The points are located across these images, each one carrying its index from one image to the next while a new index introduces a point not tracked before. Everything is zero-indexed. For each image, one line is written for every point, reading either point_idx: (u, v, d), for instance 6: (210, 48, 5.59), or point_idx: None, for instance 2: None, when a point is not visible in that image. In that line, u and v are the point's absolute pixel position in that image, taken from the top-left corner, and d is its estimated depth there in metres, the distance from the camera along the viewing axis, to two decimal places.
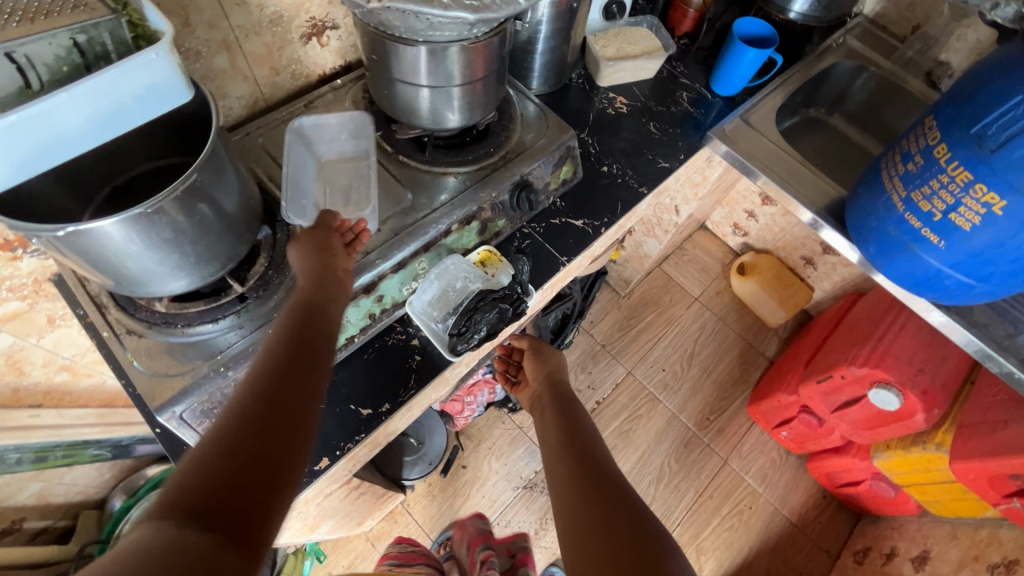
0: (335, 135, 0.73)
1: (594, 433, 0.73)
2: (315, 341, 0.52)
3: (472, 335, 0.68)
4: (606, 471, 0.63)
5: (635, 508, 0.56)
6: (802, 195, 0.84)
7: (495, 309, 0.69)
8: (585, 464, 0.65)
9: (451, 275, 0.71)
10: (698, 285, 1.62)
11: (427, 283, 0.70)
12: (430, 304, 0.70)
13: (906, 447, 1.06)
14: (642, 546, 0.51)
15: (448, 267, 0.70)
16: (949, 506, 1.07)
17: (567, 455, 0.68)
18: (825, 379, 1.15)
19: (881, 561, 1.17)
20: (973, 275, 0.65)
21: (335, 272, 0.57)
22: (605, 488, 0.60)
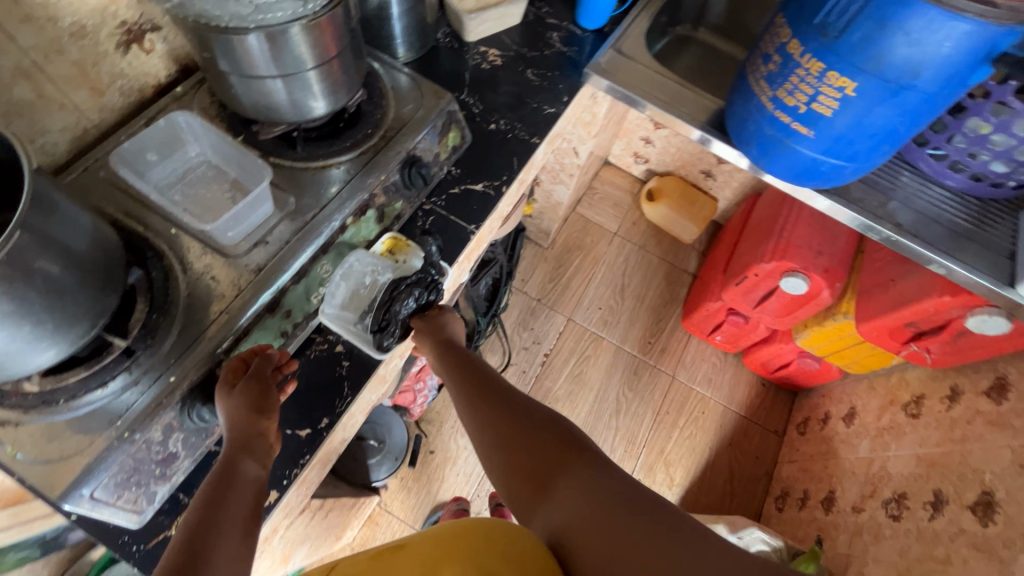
0: (160, 152, 0.64)
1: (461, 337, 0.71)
2: (234, 528, 0.47)
3: (395, 328, 0.66)
4: (491, 380, 0.66)
5: (523, 406, 0.62)
6: (686, 114, 0.86)
7: (411, 296, 0.66)
8: (469, 383, 0.66)
9: (357, 272, 0.67)
10: (614, 220, 1.66)
11: (334, 287, 0.66)
12: (344, 308, 0.66)
13: (820, 321, 1.16)
14: (542, 436, 0.58)
15: (352, 265, 0.67)
16: (863, 365, 1.19)
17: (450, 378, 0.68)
18: (742, 281, 1.23)
19: (819, 426, 1.30)
20: (843, 155, 0.70)
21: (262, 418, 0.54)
22: (493, 402, 0.63)
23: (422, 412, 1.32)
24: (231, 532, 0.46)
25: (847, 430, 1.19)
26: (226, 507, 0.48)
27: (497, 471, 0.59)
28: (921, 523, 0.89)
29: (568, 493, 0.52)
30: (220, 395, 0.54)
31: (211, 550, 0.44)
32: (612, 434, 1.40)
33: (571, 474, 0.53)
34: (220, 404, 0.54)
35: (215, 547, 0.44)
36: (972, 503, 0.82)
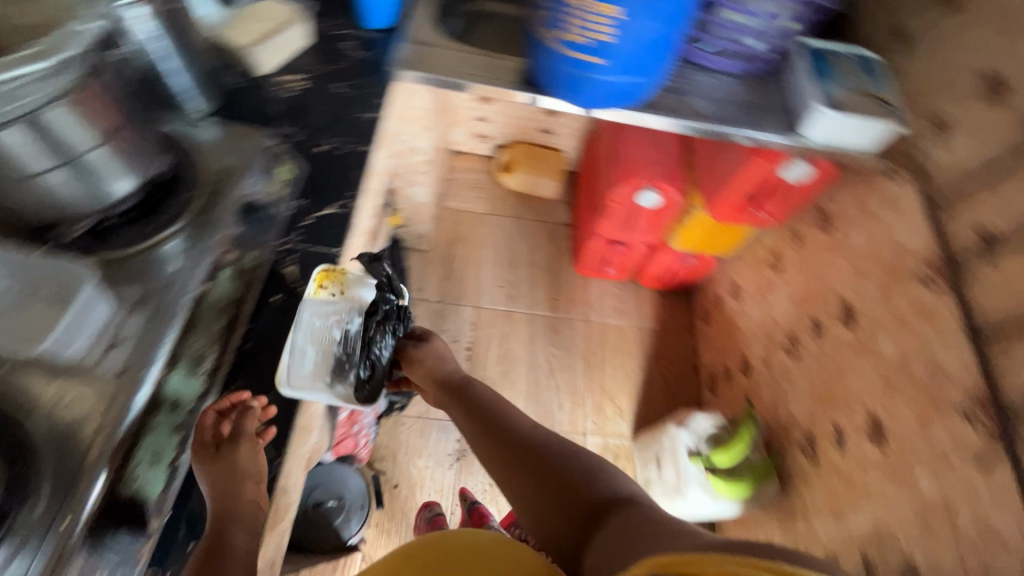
0: None
1: (496, 400, 0.78)
2: None
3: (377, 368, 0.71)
4: (520, 432, 0.71)
5: (568, 458, 0.66)
6: (499, 78, 0.90)
7: (384, 332, 0.73)
8: (502, 439, 0.71)
9: (316, 331, 0.68)
10: (482, 203, 1.70)
11: (298, 354, 0.66)
12: (312, 371, 0.66)
13: (681, 221, 1.30)
14: (592, 487, 0.61)
15: (309, 325, 0.68)
16: (730, 245, 1.34)
17: (481, 437, 0.74)
18: (609, 211, 1.33)
19: (717, 310, 1.46)
20: (637, 70, 0.78)
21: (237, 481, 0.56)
22: (534, 455, 0.67)
23: (371, 451, 1.28)
24: None
25: (738, 303, 1.35)
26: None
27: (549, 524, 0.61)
28: (812, 350, 1.04)
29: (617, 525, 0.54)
30: (204, 460, 0.57)
31: None
32: (555, 393, 1.46)
33: (620, 512, 0.56)
34: (199, 474, 0.57)
35: None
36: (840, 317, 0.98)
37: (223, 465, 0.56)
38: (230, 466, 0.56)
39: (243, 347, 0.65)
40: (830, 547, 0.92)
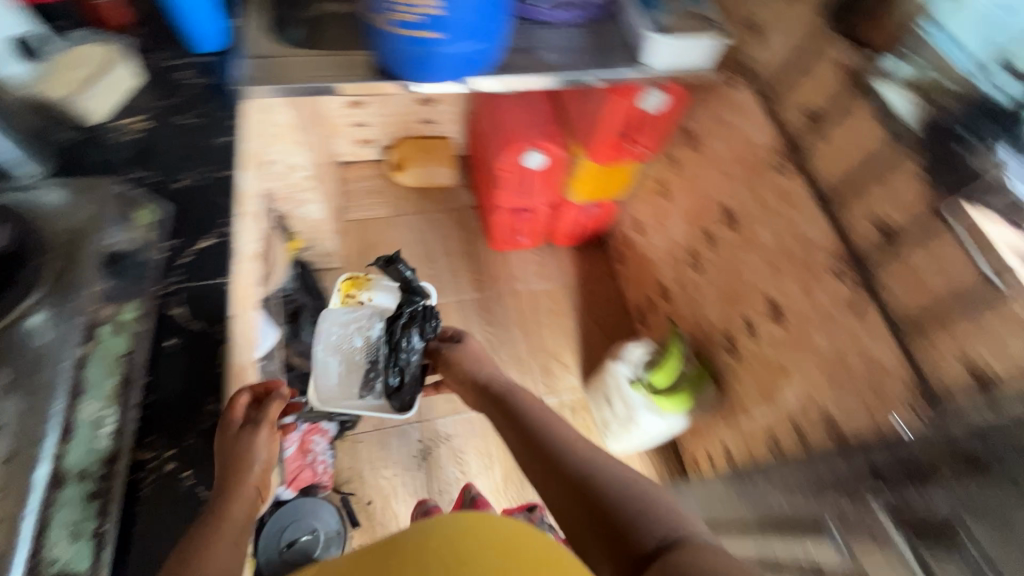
0: None
1: (548, 419, 0.70)
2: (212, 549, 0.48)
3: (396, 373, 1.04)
4: (575, 455, 0.61)
5: (619, 487, 0.56)
6: (351, 73, 0.90)
7: (404, 340, 1.02)
8: (551, 460, 0.61)
9: (349, 354, 1.12)
10: (383, 207, 1.69)
11: (336, 370, 1.10)
12: (346, 380, 1.09)
13: (572, 174, 1.35)
14: (645, 529, 0.51)
15: (341, 350, 1.13)
16: (623, 185, 1.41)
17: (526, 454, 0.65)
18: (502, 180, 1.36)
19: (629, 249, 1.54)
20: (474, 36, 0.80)
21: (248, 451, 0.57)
22: (582, 484, 0.57)
23: (334, 476, 1.27)
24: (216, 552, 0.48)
25: (644, 237, 1.43)
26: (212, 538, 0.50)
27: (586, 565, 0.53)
28: (712, 259, 1.13)
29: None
30: (228, 427, 0.60)
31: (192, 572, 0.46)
32: (501, 368, 1.49)
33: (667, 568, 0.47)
34: (221, 439, 0.59)
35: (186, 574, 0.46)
36: (725, 222, 1.07)
37: (239, 436, 0.58)
38: (248, 441, 0.58)
39: (144, 401, 0.60)
40: (767, 426, 1.01)
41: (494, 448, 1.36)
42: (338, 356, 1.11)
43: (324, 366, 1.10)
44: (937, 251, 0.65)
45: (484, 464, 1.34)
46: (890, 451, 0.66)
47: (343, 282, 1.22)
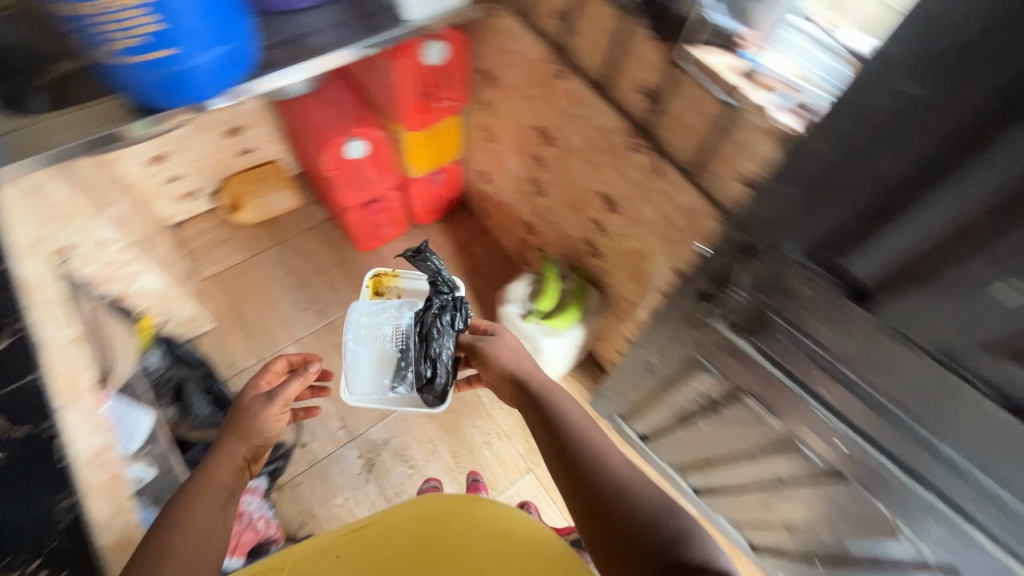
0: None
1: (597, 439, 0.76)
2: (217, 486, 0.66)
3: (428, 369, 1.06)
4: (617, 485, 0.68)
5: (658, 515, 0.64)
6: (105, 120, 0.83)
7: (436, 335, 1.03)
8: (599, 483, 0.68)
9: (382, 348, 1.16)
10: (237, 253, 1.61)
11: (369, 365, 1.16)
12: (378, 375, 1.15)
13: (400, 150, 1.34)
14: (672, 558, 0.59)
15: (371, 347, 1.16)
16: (455, 142, 1.43)
17: (565, 472, 0.72)
18: (335, 180, 1.34)
19: (488, 202, 1.57)
20: (212, 41, 0.77)
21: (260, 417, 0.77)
22: (624, 512, 0.65)
23: (284, 526, 1.24)
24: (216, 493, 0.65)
25: (495, 186, 1.46)
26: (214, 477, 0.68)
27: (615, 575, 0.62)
28: (549, 179, 1.18)
29: None
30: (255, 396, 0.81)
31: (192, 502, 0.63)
32: None
33: None
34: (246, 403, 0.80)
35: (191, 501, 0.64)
36: (545, 142, 1.12)
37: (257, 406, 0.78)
38: (262, 410, 0.77)
39: None
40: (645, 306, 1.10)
41: (434, 431, 1.37)
42: (367, 344, 1.16)
43: (362, 359, 1.16)
44: (687, 96, 0.73)
45: (428, 451, 1.35)
46: (701, 271, 0.71)
47: (371, 277, 1.28)
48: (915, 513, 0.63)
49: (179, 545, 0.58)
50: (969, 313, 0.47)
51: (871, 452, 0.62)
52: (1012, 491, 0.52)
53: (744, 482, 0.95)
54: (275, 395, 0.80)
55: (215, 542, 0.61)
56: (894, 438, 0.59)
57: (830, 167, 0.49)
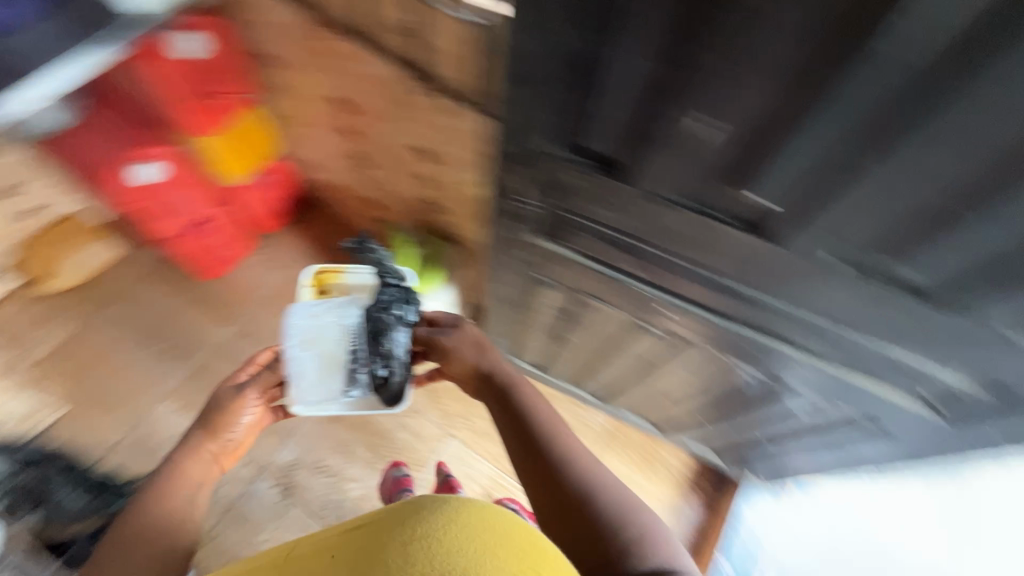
0: None
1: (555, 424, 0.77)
2: (187, 477, 0.76)
3: (382, 365, 0.95)
4: (581, 472, 0.70)
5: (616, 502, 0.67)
6: None
7: (391, 326, 0.93)
8: (562, 468, 0.70)
9: (322, 352, 0.98)
10: (64, 325, 1.41)
11: (307, 374, 0.97)
12: (318, 386, 0.97)
13: (202, 161, 1.22)
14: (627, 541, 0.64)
15: (308, 355, 0.97)
16: (270, 138, 1.32)
17: (530, 458, 0.73)
18: (143, 214, 1.21)
19: (329, 189, 1.48)
20: None
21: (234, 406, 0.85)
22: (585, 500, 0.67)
23: None
24: (191, 486, 0.75)
25: (327, 171, 1.38)
26: (189, 467, 0.77)
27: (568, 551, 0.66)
28: (368, 147, 1.13)
29: None
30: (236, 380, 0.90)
31: (167, 492, 0.73)
32: None
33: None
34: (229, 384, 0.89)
35: (166, 492, 0.73)
36: (348, 111, 1.06)
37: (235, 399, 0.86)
38: (237, 402, 0.86)
39: None
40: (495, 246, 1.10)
41: (344, 434, 1.33)
42: (312, 351, 0.98)
43: (298, 366, 0.96)
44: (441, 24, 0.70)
45: (344, 454, 1.31)
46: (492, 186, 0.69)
47: (314, 276, 1.11)
48: (729, 338, 0.71)
49: (142, 550, 0.67)
50: (698, 159, 0.47)
51: (711, 316, 0.69)
52: (785, 298, 0.59)
53: (624, 373, 1.02)
54: (245, 387, 0.88)
55: (172, 549, 0.69)
56: (728, 301, 0.64)
57: (527, 52, 0.45)
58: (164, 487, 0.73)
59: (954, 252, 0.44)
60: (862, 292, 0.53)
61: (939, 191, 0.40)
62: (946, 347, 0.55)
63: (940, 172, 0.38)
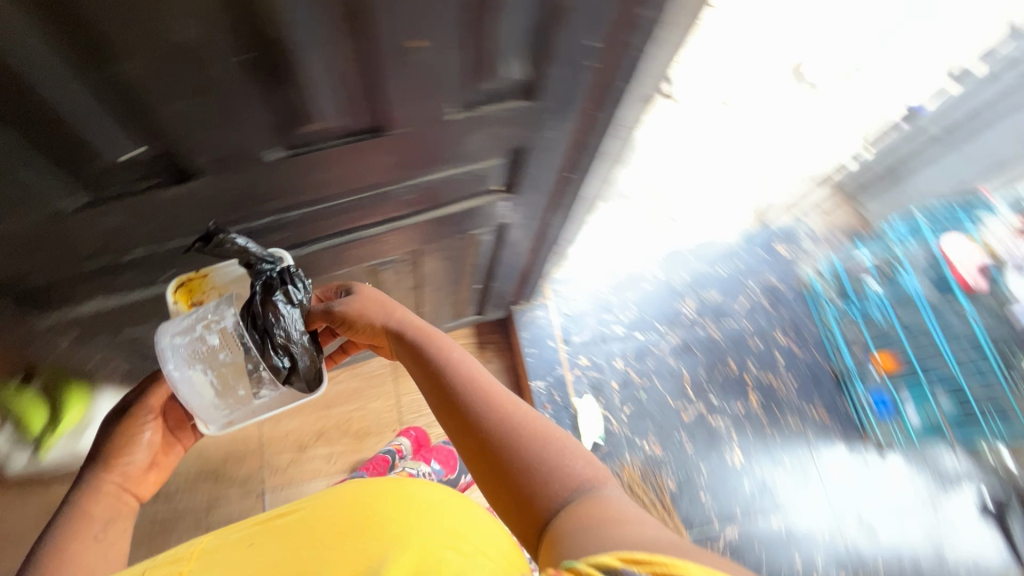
0: None
1: (482, 376, 0.69)
2: (90, 515, 0.71)
3: (283, 355, 0.70)
4: (506, 414, 0.62)
5: (541, 438, 0.59)
6: None
7: (276, 305, 0.68)
8: (485, 408, 0.63)
9: (202, 352, 0.69)
10: None
11: (191, 395, 0.70)
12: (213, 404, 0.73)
13: None
14: (558, 476, 0.55)
15: (185, 367, 0.69)
16: None
17: (455, 409, 0.65)
18: None
19: None
20: None
21: (124, 434, 0.77)
22: (512, 441, 0.59)
23: None
24: (96, 526, 0.70)
25: None
26: (88, 508, 0.71)
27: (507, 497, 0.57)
28: None
29: (575, 521, 0.49)
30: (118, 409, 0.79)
31: (72, 542, 0.67)
32: None
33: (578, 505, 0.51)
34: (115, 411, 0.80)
35: (70, 535, 0.68)
36: None
37: (122, 431, 0.77)
38: (128, 424, 0.77)
39: None
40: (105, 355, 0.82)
41: None
42: (208, 367, 0.71)
43: (182, 387, 0.69)
44: None
45: None
46: None
47: (178, 291, 0.69)
48: (336, 252, 0.74)
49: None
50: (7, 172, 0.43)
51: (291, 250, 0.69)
52: (303, 202, 0.59)
53: None
54: (132, 403, 0.78)
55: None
56: (279, 235, 0.65)
57: None
58: (67, 531, 0.68)
59: (316, 93, 0.45)
60: (332, 159, 0.53)
61: (222, 58, 0.39)
62: (446, 153, 0.58)
63: (196, 44, 0.37)
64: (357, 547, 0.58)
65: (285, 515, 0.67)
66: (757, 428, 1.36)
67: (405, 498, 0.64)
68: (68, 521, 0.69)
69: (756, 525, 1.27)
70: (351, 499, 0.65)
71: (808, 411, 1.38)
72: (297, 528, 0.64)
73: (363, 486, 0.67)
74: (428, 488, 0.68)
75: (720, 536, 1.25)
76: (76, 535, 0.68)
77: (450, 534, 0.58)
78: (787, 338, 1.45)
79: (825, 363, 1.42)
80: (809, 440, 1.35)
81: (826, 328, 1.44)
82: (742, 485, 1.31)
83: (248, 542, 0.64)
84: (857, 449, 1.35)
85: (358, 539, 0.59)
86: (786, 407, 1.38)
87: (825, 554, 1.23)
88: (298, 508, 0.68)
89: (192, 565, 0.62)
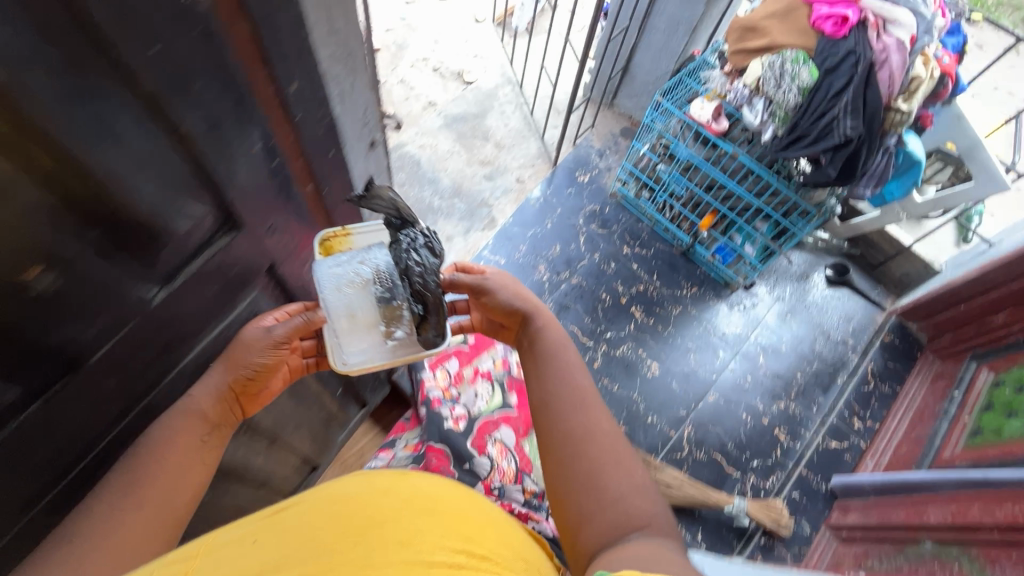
0: None
1: (581, 375, 0.76)
2: (197, 430, 0.53)
3: (417, 305, 0.61)
4: (598, 424, 0.70)
5: (618, 464, 0.66)
6: None
7: (412, 249, 0.60)
8: (578, 405, 0.71)
9: (349, 282, 0.64)
10: None
11: (339, 323, 0.64)
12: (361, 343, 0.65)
13: None
14: (627, 505, 0.62)
15: (335, 292, 0.63)
16: None
17: (553, 389, 0.74)
18: None
19: None
20: None
21: (259, 355, 0.56)
22: (597, 451, 0.66)
23: None
24: (203, 448, 0.53)
25: None
26: (186, 425, 0.52)
27: (579, 492, 0.64)
28: None
29: (639, 545, 0.55)
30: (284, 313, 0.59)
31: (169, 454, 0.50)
32: None
33: (639, 537, 0.57)
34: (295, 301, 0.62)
35: (162, 450, 0.50)
36: None
37: (254, 358, 0.55)
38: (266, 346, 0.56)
39: None
40: None
41: None
42: (358, 301, 0.65)
43: (332, 310, 0.63)
44: None
45: None
46: None
47: (321, 245, 0.62)
48: None
49: (152, 478, 0.49)
50: None
51: None
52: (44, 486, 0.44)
53: None
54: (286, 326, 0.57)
55: (187, 478, 0.52)
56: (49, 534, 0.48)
57: None
58: (164, 441, 0.51)
59: None
60: (30, 434, 0.38)
61: None
62: (187, 330, 0.48)
63: None
64: (360, 545, 0.46)
65: (290, 509, 0.52)
66: (655, 333, 1.45)
67: (414, 490, 0.55)
68: (165, 429, 0.51)
69: (701, 412, 1.37)
70: (358, 493, 0.53)
71: (681, 293, 1.52)
72: (295, 523, 0.49)
73: (373, 481, 0.56)
74: (428, 482, 0.59)
75: (682, 441, 1.33)
76: (172, 453, 0.51)
77: (458, 537, 0.49)
78: (629, 246, 1.57)
79: (671, 248, 1.58)
80: (695, 316, 1.49)
81: (653, 219, 1.57)
82: (673, 387, 1.39)
83: (254, 540, 0.47)
84: (732, 298, 1.53)
85: (359, 543, 0.47)
86: (663, 302, 1.50)
87: (759, 397, 1.40)
88: (303, 499, 0.54)
89: (211, 557, 0.45)
